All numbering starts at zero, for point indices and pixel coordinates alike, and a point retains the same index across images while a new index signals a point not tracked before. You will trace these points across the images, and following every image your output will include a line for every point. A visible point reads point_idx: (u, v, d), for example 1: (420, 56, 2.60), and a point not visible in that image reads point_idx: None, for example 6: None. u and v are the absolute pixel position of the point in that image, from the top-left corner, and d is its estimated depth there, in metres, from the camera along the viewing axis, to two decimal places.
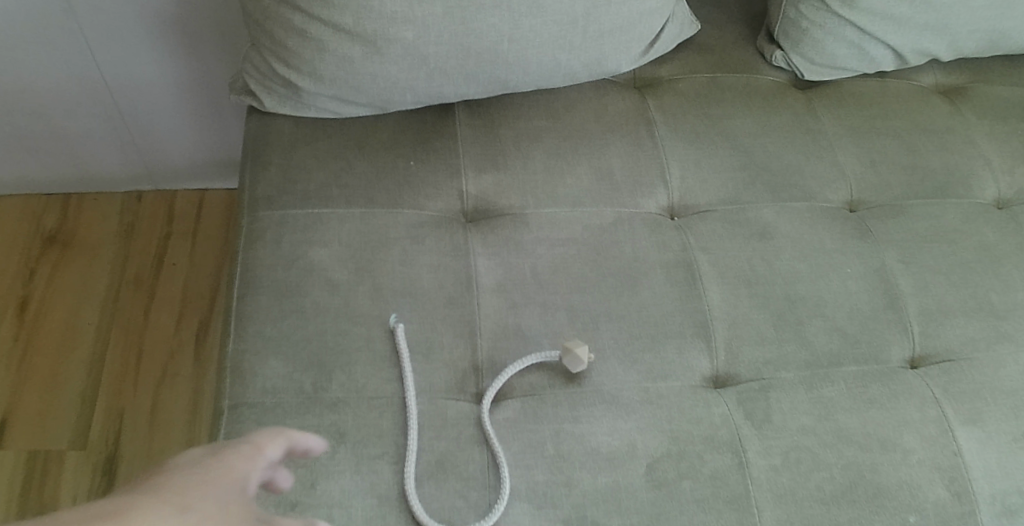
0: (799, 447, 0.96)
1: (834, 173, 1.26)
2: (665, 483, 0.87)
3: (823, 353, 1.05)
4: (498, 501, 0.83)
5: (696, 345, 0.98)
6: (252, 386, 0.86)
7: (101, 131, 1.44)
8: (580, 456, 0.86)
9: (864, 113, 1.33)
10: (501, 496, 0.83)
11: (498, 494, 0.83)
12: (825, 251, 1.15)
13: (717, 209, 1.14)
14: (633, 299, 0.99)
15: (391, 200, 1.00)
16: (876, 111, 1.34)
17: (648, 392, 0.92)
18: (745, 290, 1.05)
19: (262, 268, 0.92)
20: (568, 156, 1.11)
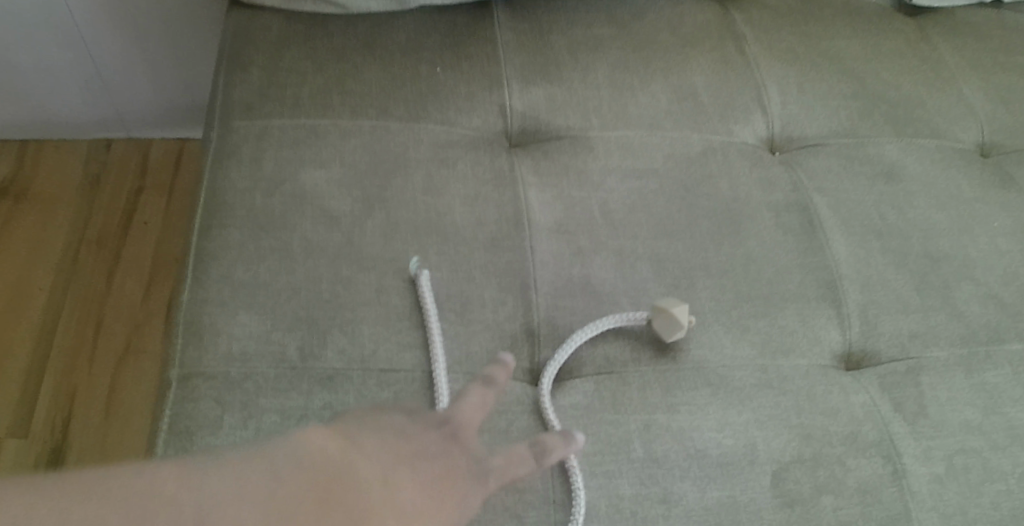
0: (966, 450, 0.69)
1: (961, 110, 1.01)
2: (797, 499, 0.61)
3: (981, 327, 0.78)
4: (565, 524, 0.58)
5: (822, 311, 0.73)
6: (212, 352, 0.60)
7: (61, 62, 1.19)
8: (680, 460, 0.61)
9: (985, 43, 1.08)
10: (572, 518, 0.58)
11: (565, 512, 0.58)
12: (964, 200, 0.89)
13: (829, 143, 0.89)
14: (736, 249, 0.74)
15: (411, 114, 0.75)
16: (998, 43, 1.08)
17: (766, 372, 0.67)
18: (875, 242, 0.80)
19: (234, 194, 0.67)
20: (638, 71, 0.85)
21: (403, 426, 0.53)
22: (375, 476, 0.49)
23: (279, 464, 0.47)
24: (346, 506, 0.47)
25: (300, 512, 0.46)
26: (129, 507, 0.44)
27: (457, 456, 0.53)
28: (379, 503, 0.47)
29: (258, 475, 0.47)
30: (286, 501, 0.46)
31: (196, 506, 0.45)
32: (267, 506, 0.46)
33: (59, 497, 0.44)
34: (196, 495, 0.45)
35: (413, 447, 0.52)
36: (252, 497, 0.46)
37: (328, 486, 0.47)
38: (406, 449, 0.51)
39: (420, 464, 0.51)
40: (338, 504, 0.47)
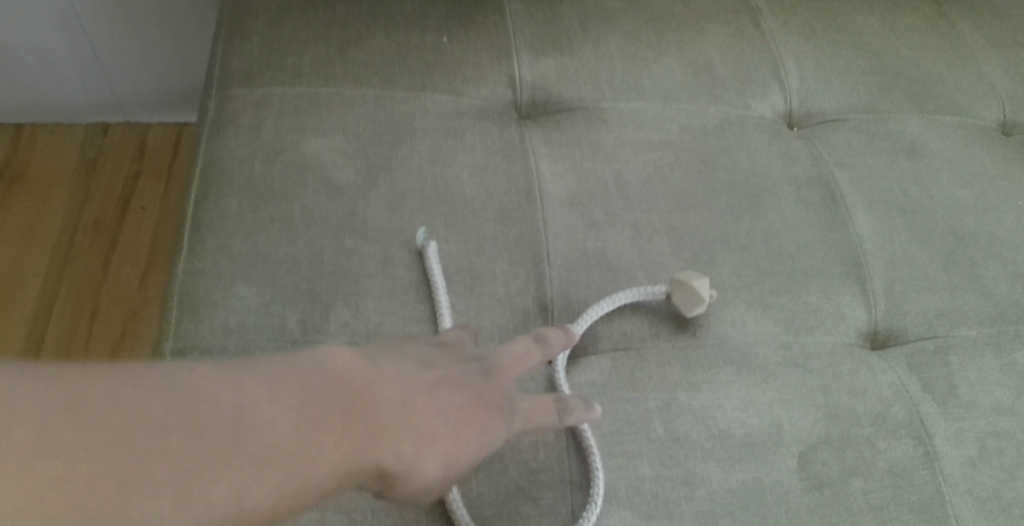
0: (999, 432, 0.65)
1: (983, 87, 0.98)
2: (825, 482, 0.59)
3: (1011, 307, 0.75)
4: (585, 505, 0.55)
5: (846, 289, 0.69)
6: (210, 324, 0.58)
7: (57, 43, 1.16)
8: (702, 439, 0.58)
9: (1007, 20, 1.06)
10: (591, 498, 0.55)
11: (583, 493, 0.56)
12: (990, 177, 0.86)
13: (849, 118, 0.86)
14: (757, 223, 0.70)
15: (417, 83, 0.72)
16: (1019, 22, 1.05)
17: (790, 350, 0.64)
18: (899, 218, 0.77)
19: (233, 163, 0.64)
20: (651, 43, 0.82)
21: (429, 358, 0.54)
22: (398, 399, 0.50)
23: (313, 377, 0.48)
24: (373, 424, 0.48)
25: (330, 424, 0.47)
26: (165, 404, 0.44)
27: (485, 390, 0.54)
28: (403, 426, 0.49)
29: (292, 385, 0.47)
30: (316, 413, 0.47)
31: (236, 404, 0.45)
32: (300, 416, 0.46)
33: (95, 387, 0.43)
34: (231, 397, 0.46)
35: (438, 375, 0.53)
36: (286, 405, 0.47)
37: (355, 403, 0.48)
38: (430, 378, 0.52)
39: (444, 392, 0.52)
40: (364, 422, 0.48)
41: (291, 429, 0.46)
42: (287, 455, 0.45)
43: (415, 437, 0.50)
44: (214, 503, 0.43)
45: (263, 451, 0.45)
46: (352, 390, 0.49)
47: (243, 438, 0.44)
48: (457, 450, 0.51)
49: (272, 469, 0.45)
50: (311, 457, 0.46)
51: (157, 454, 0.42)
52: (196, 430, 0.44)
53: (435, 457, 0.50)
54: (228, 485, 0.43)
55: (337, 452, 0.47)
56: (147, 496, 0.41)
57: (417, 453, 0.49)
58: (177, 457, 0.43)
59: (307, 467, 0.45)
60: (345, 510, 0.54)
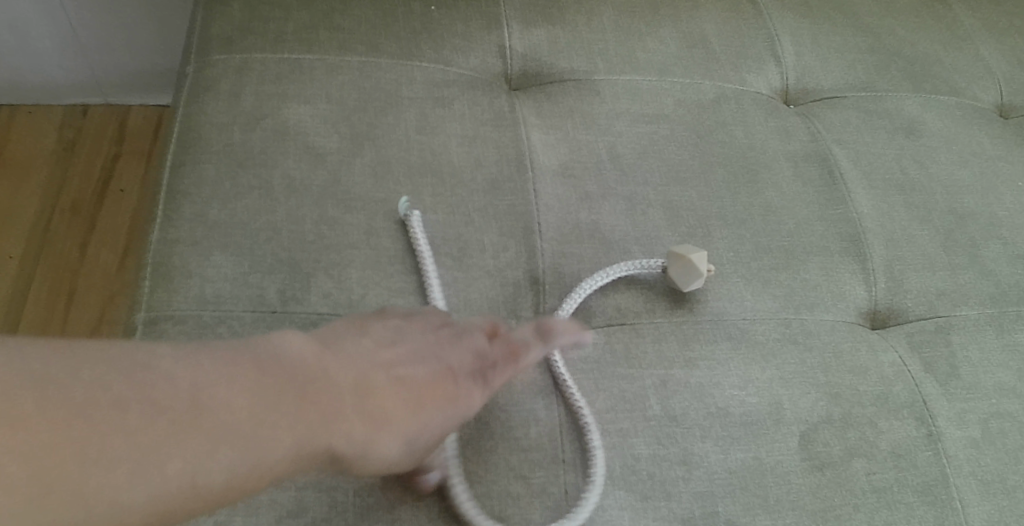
0: (1001, 414, 0.63)
1: (981, 69, 0.96)
2: (827, 463, 0.56)
3: (1012, 287, 0.73)
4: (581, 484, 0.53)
5: (847, 267, 0.67)
6: (184, 294, 0.55)
7: (33, 20, 1.12)
8: (700, 418, 0.56)
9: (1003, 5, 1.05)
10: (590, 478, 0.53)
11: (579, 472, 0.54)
12: (988, 157, 0.84)
13: (846, 96, 0.84)
14: (754, 198, 0.68)
15: (404, 51, 0.69)
16: (1014, 5, 1.04)
17: (790, 327, 0.61)
18: (898, 197, 0.75)
19: (211, 129, 0.62)
20: (645, 16, 0.79)
21: (394, 333, 0.52)
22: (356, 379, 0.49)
23: (269, 360, 0.47)
24: (328, 405, 0.47)
25: (286, 405, 0.46)
26: (125, 380, 0.43)
27: (450, 362, 0.52)
28: (362, 405, 0.48)
29: (249, 366, 0.46)
30: (272, 394, 0.46)
31: (192, 383, 0.45)
32: (257, 395, 0.45)
33: (54, 364, 0.43)
34: (191, 375, 0.45)
35: (401, 352, 0.51)
36: (242, 386, 0.46)
37: (312, 386, 0.47)
38: (393, 354, 0.51)
39: (406, 369, 0.50)
40: (321, 402, 0.47)
41: (247, 408, 0.45)
42: (240, 435, 0.44)
43: (373, 417, 0.48)
44: (170, 477, 0.42)
45: (214, 432, 0.44)
46: (308, 371, 0.48)
47: (198, 418, 0.44)
48: (421, 429, 0.49)
49: (224, 449, 0.44)
50: (265, 438, 0.45)
51: (114, 429, 0.42)
52: (150, 409, 0.43)
53: (396, 435, 0.49)
54: (180, 467, 0.43)
55: (291, 434, 0.45)
56: (99, 476, 0.41)
57: (375, 433, 0.48)
58: (131, 436, 0.42)
59: (260, 448, 0.44)
60: (326, 488, 0.51)
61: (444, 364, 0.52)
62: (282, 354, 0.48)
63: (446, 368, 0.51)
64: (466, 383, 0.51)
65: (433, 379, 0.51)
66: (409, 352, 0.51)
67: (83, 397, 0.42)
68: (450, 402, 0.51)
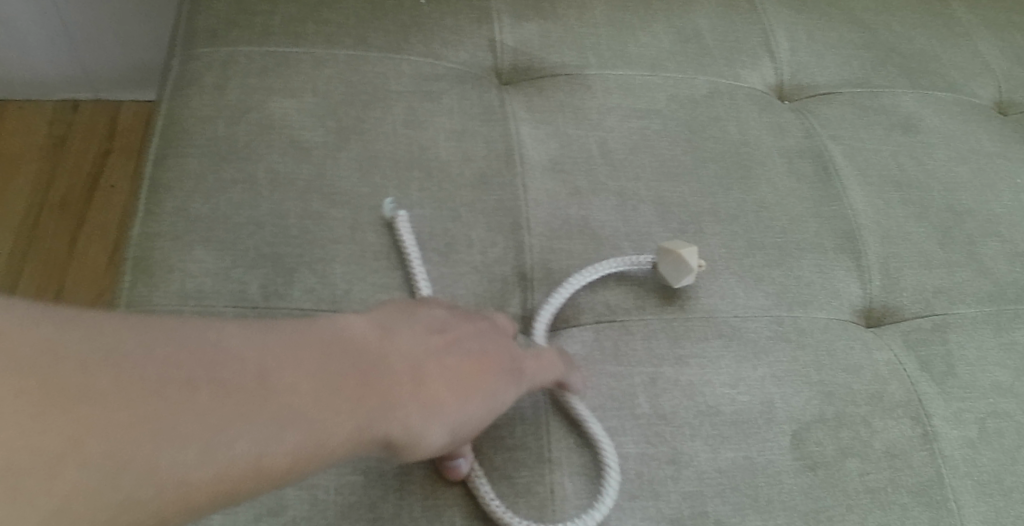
0: (999, 413, 0.62)
1: (979, 66, 0.96)
2: (819, 463, 0.55)
3: (1010, 285, 0.72)
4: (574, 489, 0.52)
5: (841, 264, 0.66)
6: (164, 289, 0.54)
7: (23, 14, 1.11)
8: (690, 416, 0.55)
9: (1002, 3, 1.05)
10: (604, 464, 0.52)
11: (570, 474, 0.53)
12: (986, 154, 0.83)
13: (842, 92, 0.83)
14: (748, 194, 0.67)
15: (392, 44, 0.68)
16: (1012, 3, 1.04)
17: (783, 324, 0.60)
18: (894, 193, 0.74)
19: (195, 122, 0.61)
20: (638, 11, 0.78)
21: (443, 319, 0.51)
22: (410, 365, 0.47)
23: (325, 341, 0.46)
24: (384, 388, 0.45)
25: (343, 388, 0.44)
26: (185, 358, 0.42)
27: (495, 354, 0.50)
28: (417, 392, 0.46)
29: (306, 348, 0.45)
30: (329, 378, 0.44)
31: (251, 363, 0.43)
32: (313, 377, 0.44)
33: (112, 341, 0.41)
34: (250, 356, 0.43)
35: (448, 341, 0.49)
36: (302, 368, 0.44)
37: (369, 369, 0.46)
38: (442, 342, 0.49)
39: (458, 356, 0.49)
40: (376, 386, 0.45)
41: (308, 388, 0.43)
42: (298, 416, 0.42)
43: (427, 402, 0.46)
44: (236, 456, 0.40)
45: (273, 411, 0.42)
46: (364, 356, 0.46)
47: (258, 397, 0.42)
48: (470, 417, 0.48)
49: (284, 429, 0.42)
50: (323, 419, 0.43)
51: (176, 406, 0.40)
52: (210, 388, 0.41)
53: (447, 422, 0.47)
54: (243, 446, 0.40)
55: (349, 418, 0.43)
56: (161, 450, 0.39)
57: (431, 418, 0.46)
58: (193, 413, 0.40)
59: (321, 430, 0.42)
60: (307, 487, 0.50)
61: (491, 350, 0.50)
62: (335, 341, 0.46)
63: (494, 356, 0.50)
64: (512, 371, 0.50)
65: (478, 367, 0.49)
66: (458, 338, 0.50)
67: (143, 374, 0.40)
68: (495, 393, 0.49)
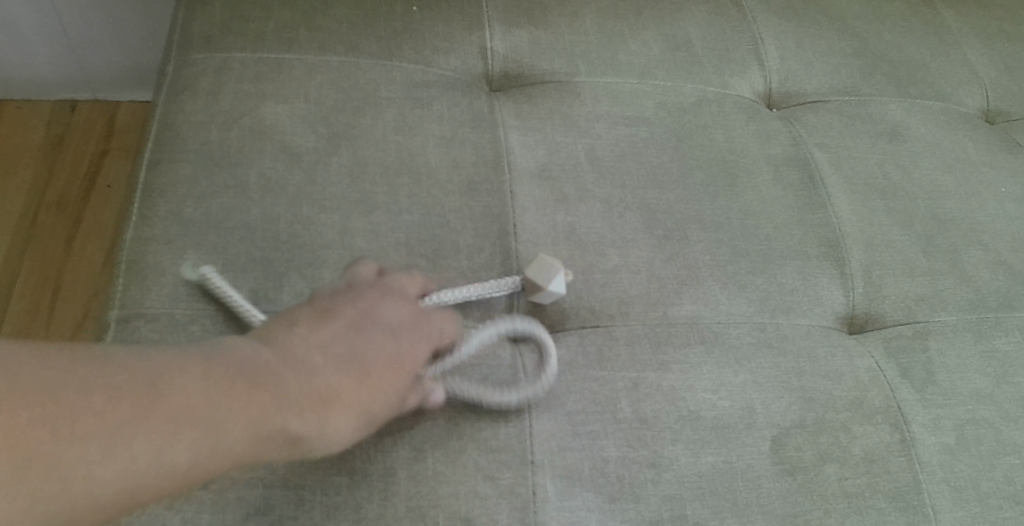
0: (977, 420, 0.64)
1: (968, 73, 0.97)
2: (798, 468, 0.56)
3: (991, 293, 0.74)
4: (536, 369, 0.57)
5: (825, 271, 0.67)
6: (156, 292, 0.55)
7: (21, 14, 1.12)
8: (672, 421, 0.56)
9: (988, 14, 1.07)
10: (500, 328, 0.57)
11: (551, 434, 0.55)
12: (972, 163, 0.84)
13: (830, 100, 0.84)
14: (733, 201, 0.68)
15: (384, 51, 0.69)
16: (999, 11, 1.07)
17: (765, 331, 0.61)
18: (879, 201, 0.75)
19: (189, 127, 0.62)
20: (629, 19, 0.80)
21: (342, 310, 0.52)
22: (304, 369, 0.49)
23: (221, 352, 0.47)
24: (280, 391, 0.47)
25: (237, 398, 0.46)
26: (87, 371, 0.43)
27: (394, 342, 0.52)
28: (312, 395, 0.48)
29: (203, 360, 0.46)
30: (222, 391, 0.46)
31: (152, 376, 0.44)
32: (208, 380, 0.46)
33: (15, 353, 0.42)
34: (150, 368, 0.45)
35: (345, 338, 0.51)
36: (200, 377, 0.46)
37: (263, 373, 0.47)
38: (338, 340, 0.51)
39: (354, 349, 0.51)
40: (271, 392, 0.47)
41: (207, 397, 0.45)
42: (195, 434, 0.44)
43: (322, 404, 0.48)
44: (140, 463, 0.43)
45: (169, 432, 0.43)
46: (258, 360, 0.48)
47: (153, 418, 0.43)
48: (367, 416, 0.50)
49: (184, 429, 0.44)
50: (220, 431, 0.45)
51: (81, 416, 0.42)
52: (108, 395, 0.43)
53: (342, 422, 0.49)
54: (141, 467, 0.43)
55: (245, 427, 0.46)
56: (67, 458, 0.41)
57: (327, 418, 0.49)
58: (91, 441, 0.42)
59: (216, 444, 0.45)
60: (293, 487, 0.51)
61: (388, 337, 0.52)
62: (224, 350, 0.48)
63: (390, 341, 0.52)
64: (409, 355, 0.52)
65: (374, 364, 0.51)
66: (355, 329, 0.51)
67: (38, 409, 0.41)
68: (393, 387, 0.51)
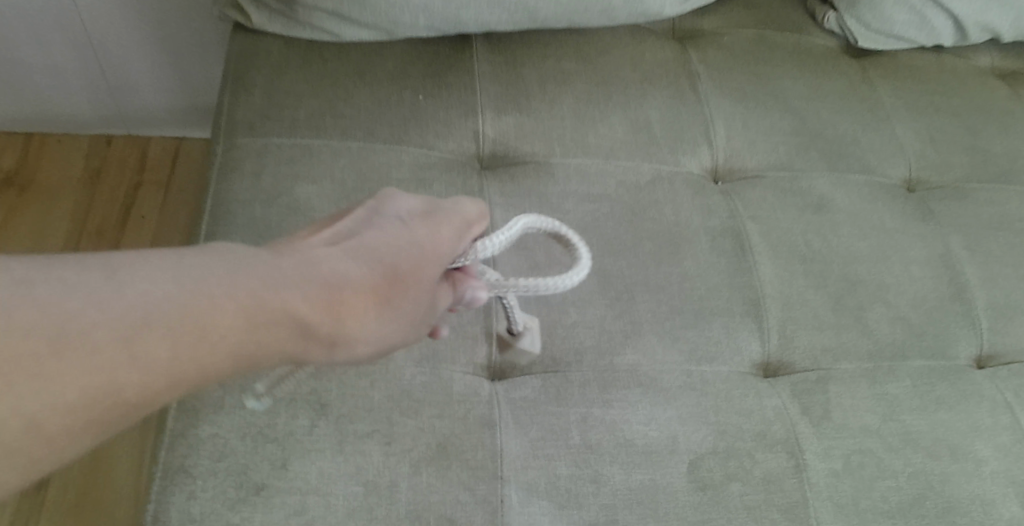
0: (863, 450, 0.81)
1: (895, 147, 1.13)
2: (710, 485, 0.73)
3: (888, 344, 0.90)
4: (558, 285, 0.72)
5: (745, 326, 0.83)
6: None
7: (69, 64, 1.28)
8: (612, 448, 0.72)
9: (921, 89, 1.22)
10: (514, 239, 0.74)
11: (517, 454, 0.71)
12: (886, 230, 1.00)
13: (766, 175, 1.00)
14: (674, 267, 0.84)
15: (395, 136, 0.87)
16: (933, 86, 1.23)
17: (691, 376, 0.78)
18: (799, 266, 0.91)
19: (237, 204, 0.80)
20: (600, 103, 0.96)
21: (358, 224, 0.65)
22: (306, 270, 0.59)
23: (220, 260, 0.57)
24: (277, 286, 0.58)
25: (238, 292, 0.56)
26: (100, 282, 0.53)
27: (403, 243, 0.64)
28: (300, 287, 0.58)
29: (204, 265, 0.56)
30: (213, 288, 0.55)
31: (161, 280, 0.54)
32: (207, 280, 0.56)
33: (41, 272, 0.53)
34: (157, 276, 0.55)
35: (356, 243, 0.63)
36: (201, 279, 0.55)
37: (261, 273, 0.58)
38: (346, 245, 0.62)
39: (357, 257, 0.62)
40: (271, 289, 0.57)
41: (208, 292, 0.55)
42: (181, 319, 0.54)
43: (326, 300, 0.59)
44: (158, 350, 0.53)
45: (159, 314, 0.54)
46: (256, 266, 0.58)
47: (161, 315, 0.53)
48: (373, 306, 0.61)
49: (189, 322, 0.54)
50: (206, 314, 0.55)
51: (99, 317, 0.52)
52: (121, 299, 0.53)
53: (343, 312, 0.60)
54: (143, 353, 0.53)
55: (244, 317, 0.56)
56: (94, 349, 0.52)
57: (330, 313, 0.59)
58: (111, 336, 0.52)
59: (218, 332, 0.55)
60: (323, 494, 0.67)
61: (403, 236, 0.64)
62: (230, 255, 0.58)
63: (403, 239, 0.64)
64: (419, 253, 0.64)
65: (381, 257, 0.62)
66: (370, 235, 0.64)
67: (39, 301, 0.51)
68: (400, 278, 0.62)
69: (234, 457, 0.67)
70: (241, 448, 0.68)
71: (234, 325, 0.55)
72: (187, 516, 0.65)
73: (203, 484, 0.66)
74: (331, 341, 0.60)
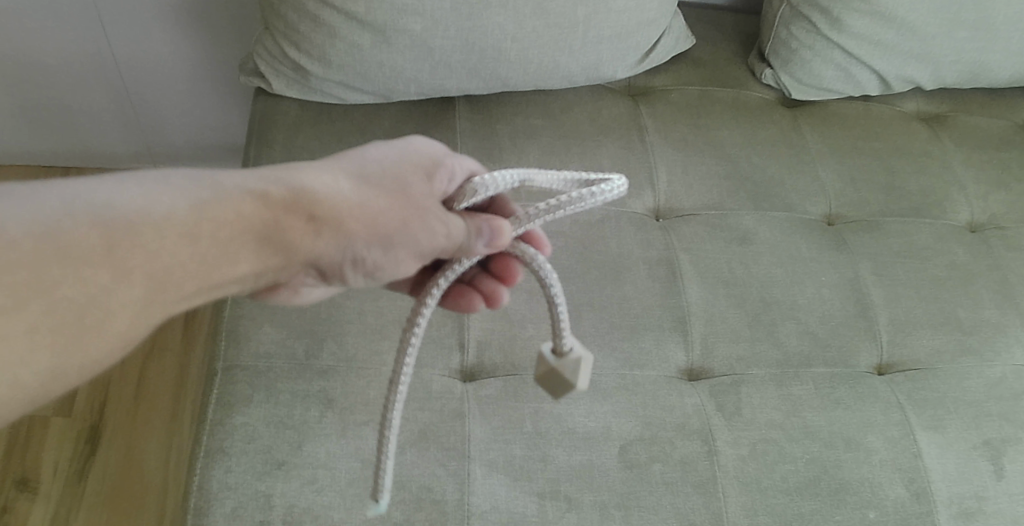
0: (766, 439, 0.99)
1: (815, 187, 1.26)
2: (635, 465, 0.94)
3: (796, 355, 1.08)
4: (579, 199, 0.80)
5: (673, 338, 1.04)
6: (246, 351, 0.93)
7: (107, 111, 1.48)
8: (557, 434, 0.93)
9: (845, 135, 1.33)
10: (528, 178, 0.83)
11: (480, 437, 0.92)
12: (802, 259, 1.16)
13: (700, 214, 1.18)
14: (614, 292, 1.05)
15: None
16: (858, 132, 1.34)
17: (624, 379, 0.99)
18: (723, 290, 1.10)
19: None
20: (560, 154, 1.17)
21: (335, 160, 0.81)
22: (253, 186, 0.75)
23: (178, 179, 0.73)
24: (225, 197, 0.74)
25: (190, 201, 0.72)
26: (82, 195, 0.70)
27: (364, 168, 0.79)
28: (242, 177, 0.76)
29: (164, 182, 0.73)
30: (168, 198, 0.72)
31: (128, 192, 0.71)
32: (164, 193, 0.72)
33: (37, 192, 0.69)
34: (127, 190, 0.71)
35: (310, 168, 0.78)
36: (160, 191, 0.72)
37: (212, 188, 0.74)
38: (300, 169, 0.78)
39: (311, 177, 0.77)
40: (219, 199, 0.73)
41: (164, 200, 0.72)
42: (149, 222, 0.70)
43: (271, 208, 0.75)
44: (124, 244, 0.69)
45: (119, 212, 0.70)
46: (210, 183, 0.74)
47: (128, 216, 0.70)
48: (327, 207, 0.77)
49: (151, 223, 0.70)
50: (160, 209, 0.71)
51: (81, 217, 0.68)
52: (95, 204, 0.69)
53: (300, 190, 0.76)
54: (113, 246, 0.69)
55: (194, 219, 0.72)
56: (75, 242, 0.68)
57: (271, 217, 0.75)
58: (87, 232, 0.68)
59: (173, 229, 0.71)
60: (329, 467, 0.87)
61: (373, 167, 0.80)
62: (186, 177, 0.74)
63: (372, 168, 0.80)
64: (385, 177, 0.79)
65: (337, 163, 0.80)
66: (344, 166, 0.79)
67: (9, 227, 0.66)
68: (362, 170, 0.79)
69: (261, 440, 0.87)
70: (266, 432, 0.88)
71: (189, 208, 0.72)
72: (224, 483, 0.85)
73: (237, 462, 0.86)
74: (303, 217, 0.76)
